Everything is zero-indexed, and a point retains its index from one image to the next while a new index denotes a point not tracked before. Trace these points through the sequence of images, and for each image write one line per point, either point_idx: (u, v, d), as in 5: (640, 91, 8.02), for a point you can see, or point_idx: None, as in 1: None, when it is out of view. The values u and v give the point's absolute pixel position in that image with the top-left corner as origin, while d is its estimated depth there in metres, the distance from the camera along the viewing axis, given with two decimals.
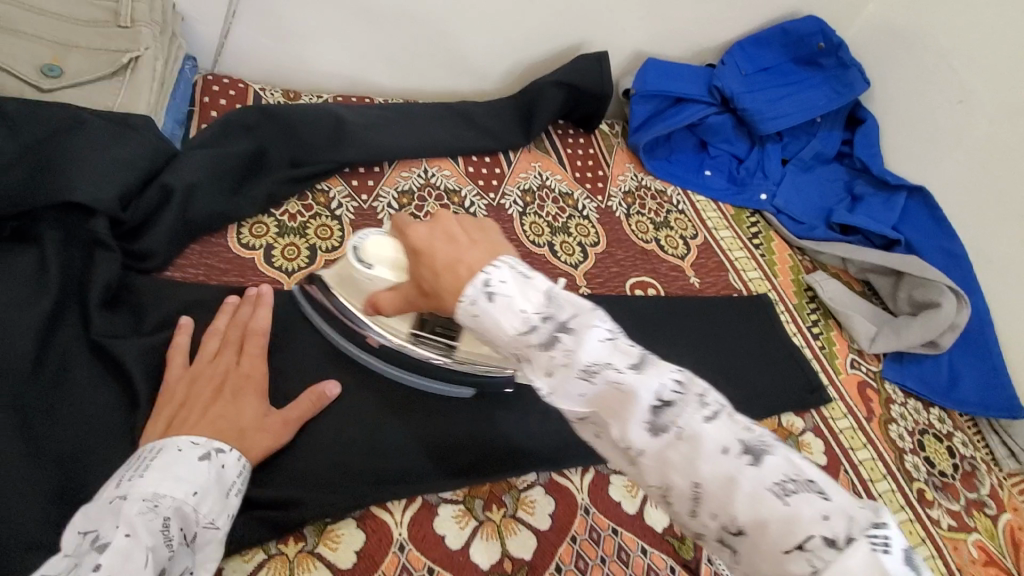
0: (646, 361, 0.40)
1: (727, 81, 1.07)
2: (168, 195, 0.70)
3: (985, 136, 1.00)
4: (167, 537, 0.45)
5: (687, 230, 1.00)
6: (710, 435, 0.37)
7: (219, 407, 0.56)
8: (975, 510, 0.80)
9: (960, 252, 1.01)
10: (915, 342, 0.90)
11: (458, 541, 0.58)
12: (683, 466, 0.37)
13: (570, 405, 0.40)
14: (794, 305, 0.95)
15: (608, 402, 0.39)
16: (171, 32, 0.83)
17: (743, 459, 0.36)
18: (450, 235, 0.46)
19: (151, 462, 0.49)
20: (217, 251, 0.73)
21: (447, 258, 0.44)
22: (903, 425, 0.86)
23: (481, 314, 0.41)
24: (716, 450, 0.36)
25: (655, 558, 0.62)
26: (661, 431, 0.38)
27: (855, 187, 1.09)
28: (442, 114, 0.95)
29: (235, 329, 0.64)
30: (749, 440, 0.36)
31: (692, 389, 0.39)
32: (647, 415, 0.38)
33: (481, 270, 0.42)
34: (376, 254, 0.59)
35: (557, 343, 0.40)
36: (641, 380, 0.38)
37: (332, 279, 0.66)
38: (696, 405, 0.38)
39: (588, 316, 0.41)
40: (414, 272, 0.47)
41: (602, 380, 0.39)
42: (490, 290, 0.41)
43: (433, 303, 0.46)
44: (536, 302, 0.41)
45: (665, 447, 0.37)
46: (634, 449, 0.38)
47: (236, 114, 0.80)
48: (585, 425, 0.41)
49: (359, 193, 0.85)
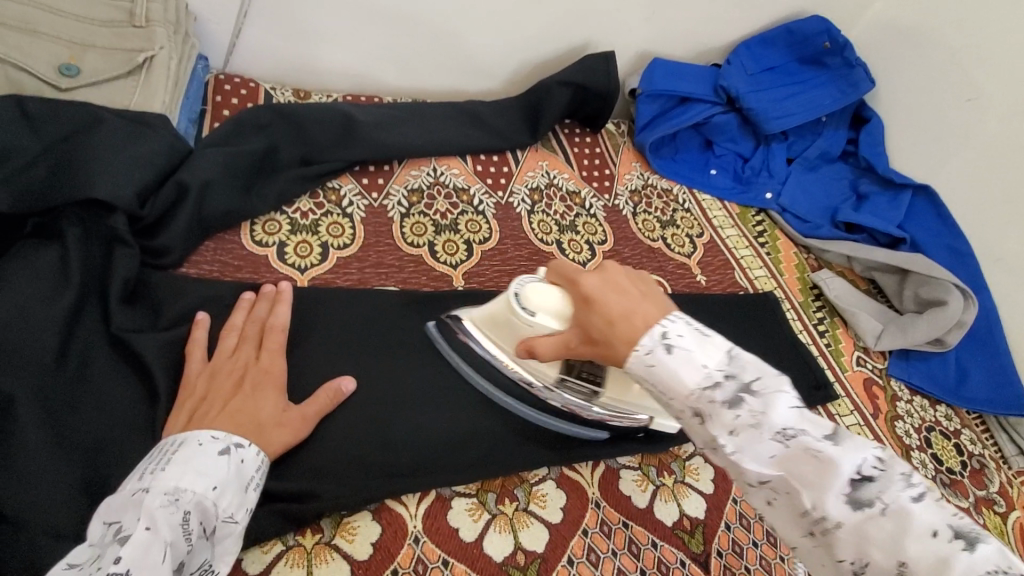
0: (840, 435, 0.42)
1: (733, 80, 1.08)
2: (184, 192, 0.71)
3: (991, 135, 1.01)
4: (187, 531, 0.47)
5: (694, 228, 1.01)
6: (919, 515, 0.39)
7: (238, 401, 0.57)
8: (982, 506, 0.81)
9: (966, 251, 1.01)
10: (921, 340, 0.91)
11: (472, 534, 0.59)
12: (887, 542, 0.39)
13: (758, 466, 0.43)
14: (800, 303, 0.96)
15: (803, 470, 0.42)
16: (185, 32, 0.84)
17: (956, 544, 0.37)
18: (619, 287, 0.50)
19: (173, 456, 0.50)
20: (231, 248, 0.74)
21: (620, 308, 0.48)
22: (909, 422, 0.86)
23: (662, 366, 0.45)
24: (924, 532, 0.38)
25: (667, 552, 0.62)
26: (863, 505, 0.40)
27: (860, 185, 1.10)
28: (451, 113, 0.96)
29: (252, 325, 0.65)
30: (958, 526, 0.38)
31: (894, 467, 0.41)
32: (846, 487, 0.41)
33: (657, 323, 0.47)
34: (539, 301, 0.57)
35: (742, 403, 0.43)
36: (840, 452, 0.41)
37: (481, 320, 0.65)
38: (900, 483, 0.40)
39: (773, 380, 0.44)
40: (581, 319, 0.52)
41: (797, 446, 0.42)
42: (669, 343, 0.45)
43: (601, 350, 0.50)
44: (717, 359, 0.45)
45: (866, 521, 0.40)
46: (829, 518, 0.41)
47: (248, 113, 0.81)
48: (765, 487, 0.44)
49: (370, 191, 0.86)
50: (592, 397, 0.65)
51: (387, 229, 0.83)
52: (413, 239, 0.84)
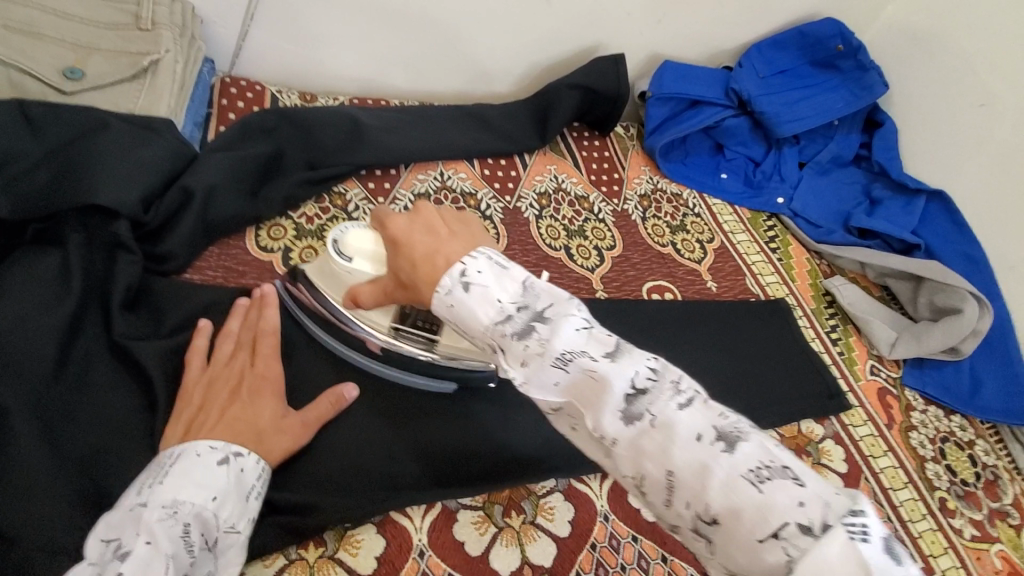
0: (619, 352, 0.43)
1: (745, 84, 1.07)
2: (188, 197, 0.70)
3: (1008, 140, 0.99)
4: (189, 543, 0.46)
5: (703, 234, 1.00)
6: (683, 422, 0.39)
7: (236, 409, 0.56)
8: (997, 519, 0.79)
9: (981, 258, 0.99)
10: (935, 348, 0.89)
11: (478, 547, 0.58)
12: (658, 454, 0.39)
13: (542, 392, 0.43)
14: (812, 310, 0.94)
15: (583, 391, 0.42)
16: (190, 35, 0.83)
17: (717, 447, 0.38)
18: (431, 227, 0.49)
19: (171, 468, 0.49)
20: (235, 253, 0.74)
21: (424, 249, 0.47)
22: (924, 432, 0.85)
23: (458, 304, 0.44)
24: (688, 438, 0.38)
25: (675, 566, 0.61)
26: (636, 419, 0.40)
27: (873, 190, 1.08)
28: (457, 116, 0.95)
29: (248, 332, 0.64)
30: (722, 429, 0.39)
31: (665, 378, 0.41)
32: (620, 404, 0.40)
33: (458, 261, 0.46)
34: (357, 246, 0.60)
35: (532, 333, 0.43)
36: (613, 369, 0.41)
37: (314, 274, 0.66)
38: (669, 394, 0.41)
39: (563, 306, 0.44)
40: (393, 263, 0.50)
41: (576, 368, 0.42)
42: (467, 281, 0.45)
43: (410, 292, 0.49)
44: (511, 292, 0.44)
45: (639, 435, 0.40)
46: (607, 437, 0.40)
47: (255, 117, 0.81)
48: (562, 414, 0.44)
49: (376, 196, 0.85)
50: (428, 345, 0.65)
51: None
52: None
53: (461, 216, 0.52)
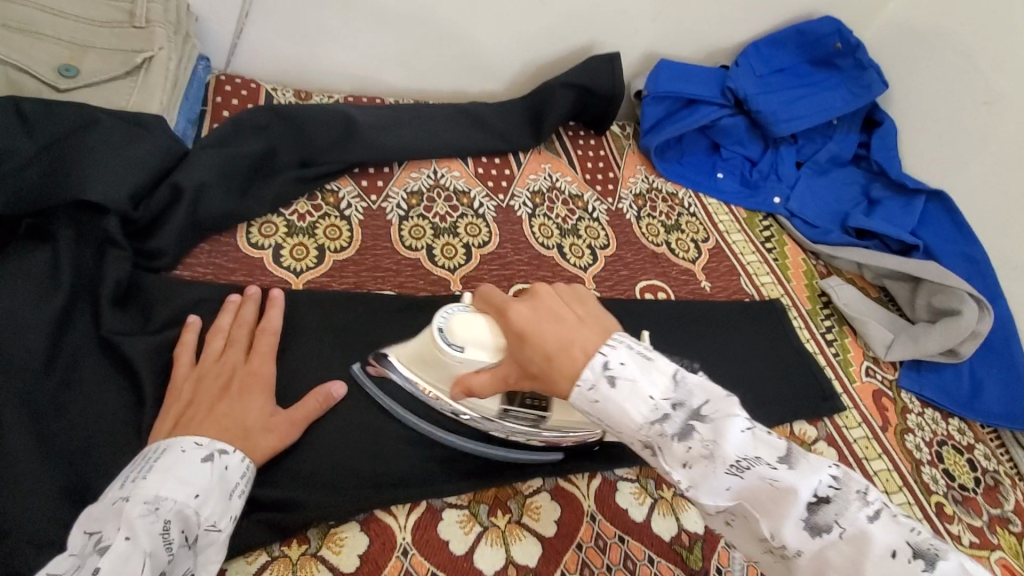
0: (794, 456, 0.42)
1: (741, 82, 1.06)
2: (178, 195, 0.70)
3: (1008, 140, 0.97)
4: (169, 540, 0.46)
5: (699, 233, 0.99)
6: (877, 536, 0.38)
7: (225, 406, 0.57)
8: (996, 525, 0.77)
9: (982, 259, 0.97)
10: (933, 350, 0.87)
11: (463, 546, 0.57)
12: (846, 567, 0.38)
13: (711, 497, 0.42)
14: (808, 311, 0.93)
15: (758, 497, 0.41)
16: (186, 33, 0.84)
17: (917, 564, 0.37)
18: (556, 315, 0.49)
19: (155, 463, 0.49)
20: (226, 250, 0.73)
21: (558, 341, 0.47)
22: (920, 435, 0.83)
23: (609, 401, 0.44)
24: (884, 553, 0.38)
25: (662, 568, 0.60)
26: (821, 530, 0.39)
27: (872, 190, 1.07)
28: (452, 114, 0.95)
29: (240, 329, 0.64)
30: (918, 544, 0.38)
31: (849, 486, 0.40)
32: (804, 512, 0.40)
33: (598, 351, 0.46)
34: (466, 335, 0.55)
35: (693, 433, 0.43)
36: (795, 477, 0.40)
37: (406, 357, 0.61)
38: (856, 504, 0.40)
39: (723, 404, 0.43)
40: (518, 353, 0.51)
41: (751, 476, 0.41)
42: (611, 374, 0.45)
43: (542, 383, 0.49)
44: (664, 388, 0.44)
45: (825, 547, 0.39)
46: (786, 546, 0.40)
47: (247, 115, 0.81)
48: (722, 514, 0.44)
49: (368, 193, 0.85)
50: (539, 424, 0.61)
51: (385, 232, 0.82)
52: (411, 242, 0.82)
53: (575, 296, 0.53)
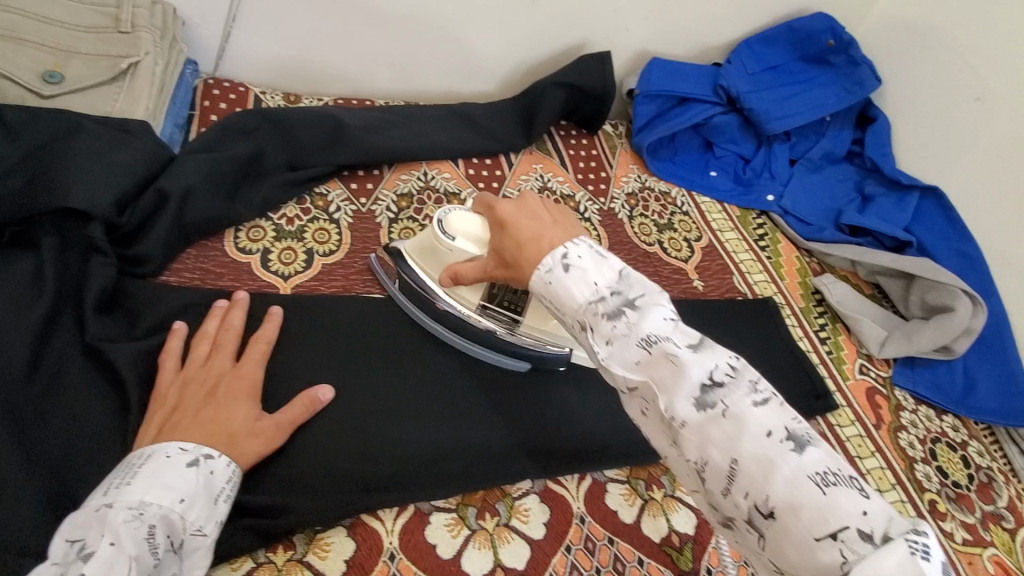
0: (704, 346, 0.43)
1: (734, 80, 1.05)
2: (164, 200, 0.70)
3: (1001, 135, 0.96)
4: (155, 545, 0.45)
5: (691, 232, 0.99)
6: (757, 418, 0.38)
7: (210, 411, 0.56)
8: (990, 522, 0.77)
9: (977, 256, 0.96)
10: (927, 347, 0.86)
11: (450, 550, 0.57)
12: (725, 442, 0.38)
13: (623, 372, 0.44)
14: (801, 309, 0.92)
15: (661, 374, 0.42)
16: (172, 38, 0.84)
17: (786, 445, 0.37)
18: (536, 215, 0.54)
19: (139, 469, 0.49)
20: (213, 255, 0.73)
21: (531, 233, 0.52)
22: (914, 433, 0.82)
23: (560, 283, 0.48)
24: (759, 433, 0.38)
25: (651, 569, 0.60)
26: (708, 407, 0.40)
27: (866, 187, 1.06)
28: (442, 116, 0.96)
29: (228, 334, 0.64)
30: (794, 430, 0.38)
31: (744, 375, 0.41)
32: (695, 391, 0.40)
33: (561, 245, 0.50)
34: (460, 228, 0.66)
35: (622, 315, 0.45)
36: (695, 358, 0.41)
37: (412, 249, 0.73)
38: (746, 391, 0.40)
39: (654, 296, 0.46)
40: (499, 245, 0.56)
41: (658, 352, 0.42)
42: (568, 262, 0.48)
43: (512, 271, 0.55)
44: (608, 278, 0.47)
45: (708, 423, 0.39)
46: (678, 421, 0.40)
47: (235, 119, 0.81)
48: (636, 396, 0.44)
49: (358, 196, 0.85)
50: (513, 325, 0.71)
51: (374, 235, 0.82)
52: None
53: (559, 212, 0.58)
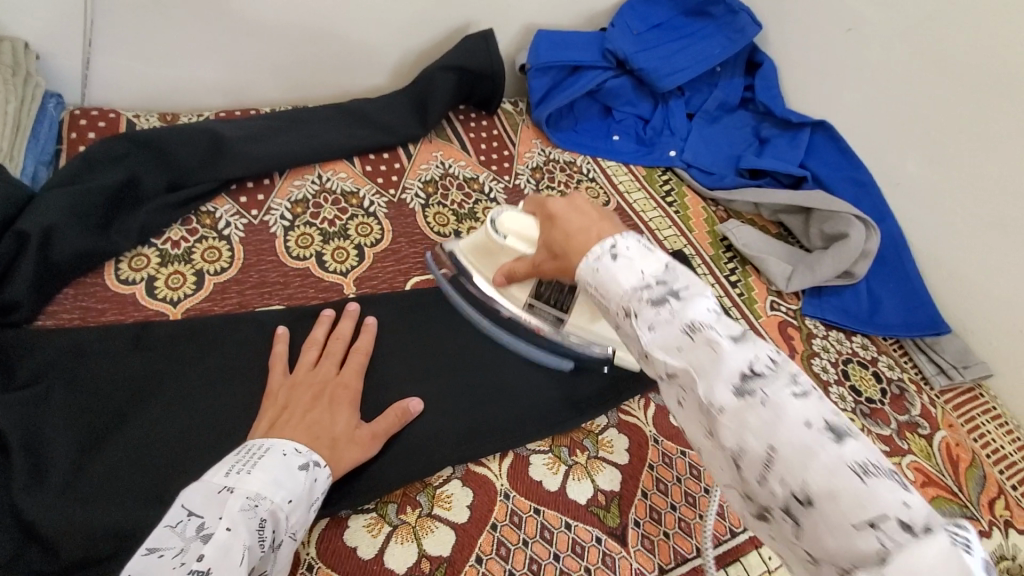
0: (745, 338, 0.41)
1: (620, 43, 1.05)
2: (24, 242, 0.66)
3: (877, 57, 0.97)
4: (263, 538, 0.47)
5: (599, 198, 0.99)
6: (798, 407, 0.37)
7: (316, 413, 0.60)
8: (906, 431, 0.78)
9: (868, 180, 0.98)
10: (829, 275, 0.89)
11: (372, 549, 0.56)
12: (762, 429, 0.37)
13: (662, 357, 0.42)
14: (710, 257, 0.94)
15: (700, 360, 0.40)
16: (26, 73, 0.79)
17: (827, 434, 0.35)
18: (586, 210, 0.55)
19: (259, 460, 0.51)
20: (94, 290, 0.70)
21: (579, 225, 0.53)
22: (826, 357, 0.84)
23: (606, 270, 0.46)
24: (800, 423, 0.36)
25: (580, 531, 0.61)
26: (748, 395, 0.38)
27: (762, 130, 1.09)
28: (332, 115, 0.93)
29: (336, 342, 0.68)
30: (836, 421, 0.36)
31: (787, 367, 0.39)
32: (735, 378, 0.39)
33: (610, 237, 0.49)
34: (513, 228, 0.70)
35: (666, 303, 0.43)
36: (737, 349, 0.40)
37: (469, 253, 0.77)
38: (787, 380, 0.38)
39: (699, 287, 0.44)
40: (546, 238, 0.58)
41: (700, 337, 0.41)
42: (614, 251, 0.47)
43: (561, 263, 0.54)
44: (654, 267, 0.46)
45: (745, 410, 0.38)
46: (716, 408, 0.39)
47: (100, 147, 0.77)
48: (673, 385, 0.42)
49: (249, 209, 0.82)
50: (558, 324, 0.73)
51: (269, 246, 0.79)
52: (299, 252, 0.79)
53: None
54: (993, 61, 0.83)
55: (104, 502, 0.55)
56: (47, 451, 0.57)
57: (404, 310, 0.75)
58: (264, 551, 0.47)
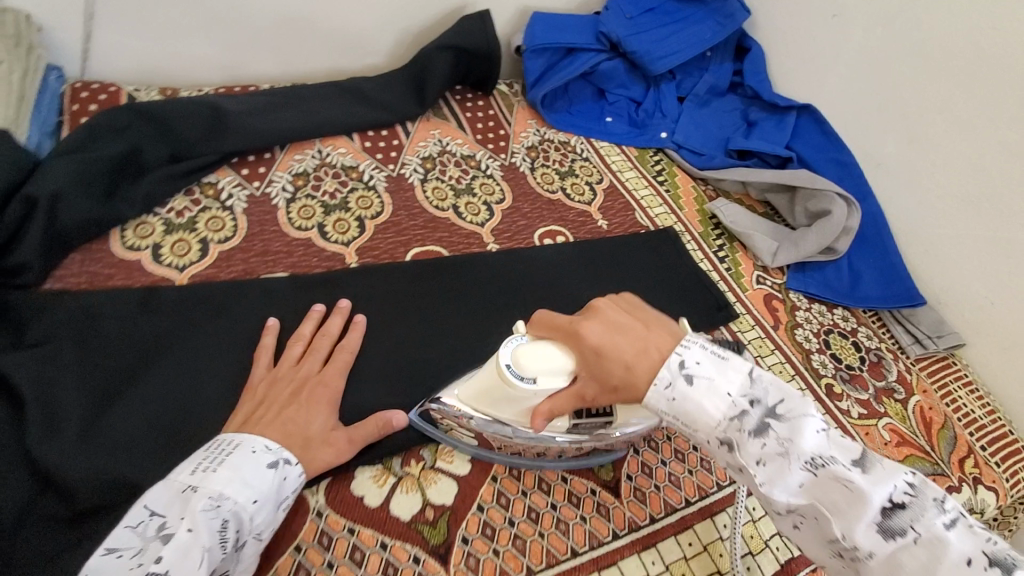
0: (870, 465, 0.44)
1: (613, 25, 1.08)
2: (33, 206, 0.68)
3: (859, 43, 1.01)
4: (225, 539, 0.49)
5: (593, 175, 1.02)
6: (953, 543, 0.40)
7: (291, 411, 0.60)
8: (883, 396, 0.82)
9: (850, 161, 1.02)
10: (813, 250, 0.93)
11: (377, 498, 0.59)
12: (920, 568, 0.40)
13: (784, 494, 0.45)
14: (699, 233, 0.98)
15: (832, 498, 0.44)
16: (27, 44, 0.80)
17: (992, 571, 0.39)
18: (625, 326, 0.53)
19: (226, 458, 0.53)
20: (100, 256, 0.72)
21: (632, 348, 0.51)
22: (809, 328, 0.88)
23: (690, 400, 0.48)
24: (958, 559, 0.40)
25: (575, 484, 0.64)
26: (894, 534, 0.42)
27: (750, 114, 1.12)
28: (331, 92, 0.95)
29: (323, 341, 0.67)
30: (994, 552, 0.40)
31: (925, 492, 0.43)
32: (877, 517, 0.42)
33: (673, 353, 0.50)
34: (537, 366, 0.54)
35: (769, 432, 0.46)
36: (870, 483, 0.43)
37: (472, 398, 0.61)
38: (931, 510, 0.42)
39: (798, 405, 0.47)
40: (596, 370, 0.53)
41: (826, 473, 0.44)
42: (688, 374, 0.49)
43: (624, 392, 0.51)
44: (739, 387, 0.48)
45: (898, 549, 0.41)
46: (859, 547, 0.42)
47: (104, 117, 0.78)
48: (793, 515, 0.46)
49: (251, 181, 0.84)
50: (604, 432, 0.61)
51: (272, 216, 0.81)
52: (301, 223, 0.81)
53: (630, 309, 0.57)
54: (965, 47, 0.87)
55: (118, 451, 0.57)
56: (59, 404, 0.59)
57: (404, 280, 0.78)
58: (226, 551, 0.49)
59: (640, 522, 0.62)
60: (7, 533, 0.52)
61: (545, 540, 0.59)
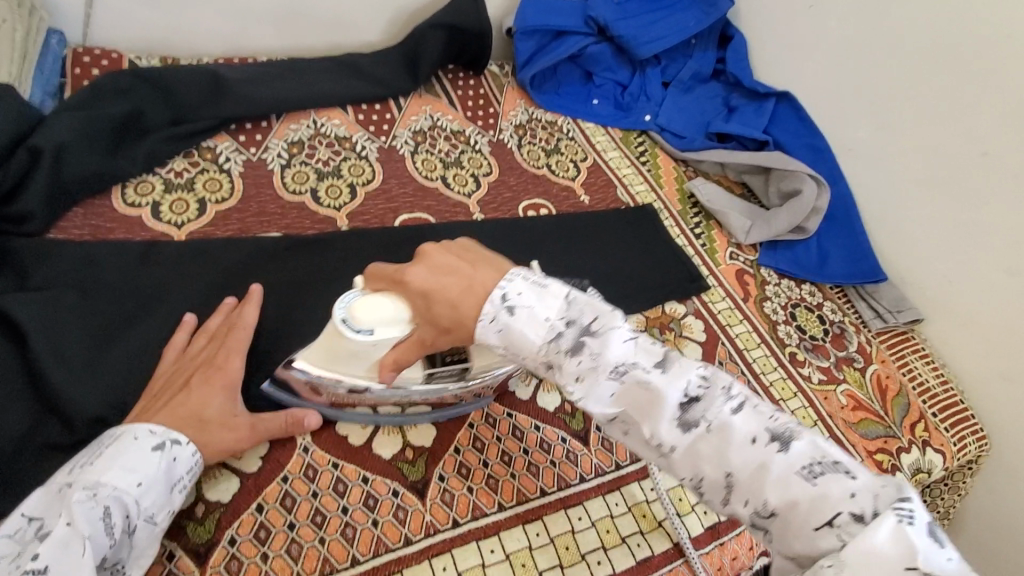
0: (669, 364, 0.48)
1: (600, 10, 1.11)
2: (37, 156, 0.72)
3: (836, 32, 1.04)
4: (110, 526, 0.49)
5: (577, 154, 1.06)
6: (738, 426, 0.45)
7: (181, 395, 0.58)
8: (843, 364, 0.87)
9: (824, 147, 1.06)
10: (784, 228, 0.98)
11: (361, 438, 0.64)
12: (716, 455, 0.45)
13: (600, 406, 0.48)
14: (677, 211, 1.02)
15: (640, 404, 0.47)
16: (29, 6, 0.83)
17: (772, 447, 0.44)
18: (448, 269, 0.54)
19: (105, 449, 0.52)
20: (102, 211, 0.75)
21: (460, 288, 0.52)
22: (776, 301, 0.93)
23: (511, 328, 0.50)
24: (744, 439, 0.44)
25: (548, 432, 0.68)
26: (692, 426, 0.46)
27: (731, 100, 1.16)
28: (329, 66, 0.98)
29: (223, 328, 0.65)
30: (775, 429, 0.44)
31: (716, 384, 0.47)
32: (675, 412, 0.46)
33: (498, 287, 0.51)
34: (374, 319, 0.56)
35: (584, 347, 0.48)
36: (667, 380, 0.47)
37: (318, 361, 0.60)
38: (722, 400, 0.46)
39: (607, 318, 0.49)
40: (428, 314, 0.54)
41: (630, 379, 0.47)
42: (510, 304, 0.50)
43: (458, 334, 0.53)
44: (556, 309, 0.50)
45: (695, 440, 0.46)
46: (666, 444, 0.46)
47: (107, 79, 0.81)
48: (617, 424, 0.49)
49: (247, 147, 0.87)
50: (465, 374, 0.62)
51: (268, 180, 0.84)
52: (295, 187, 0.85)
53: (465, 249, 0.57)
54: (935, 37, 0.91)
55: (113, 389, 0.61)
56: (57, 345, 0.62)
57: (392, 245, 0.81)
58: (114, 538, 0.49)
59: (607, 468, 0.67)
60: (7, 457, 0.56)
61: (516, 481, 0.64)
